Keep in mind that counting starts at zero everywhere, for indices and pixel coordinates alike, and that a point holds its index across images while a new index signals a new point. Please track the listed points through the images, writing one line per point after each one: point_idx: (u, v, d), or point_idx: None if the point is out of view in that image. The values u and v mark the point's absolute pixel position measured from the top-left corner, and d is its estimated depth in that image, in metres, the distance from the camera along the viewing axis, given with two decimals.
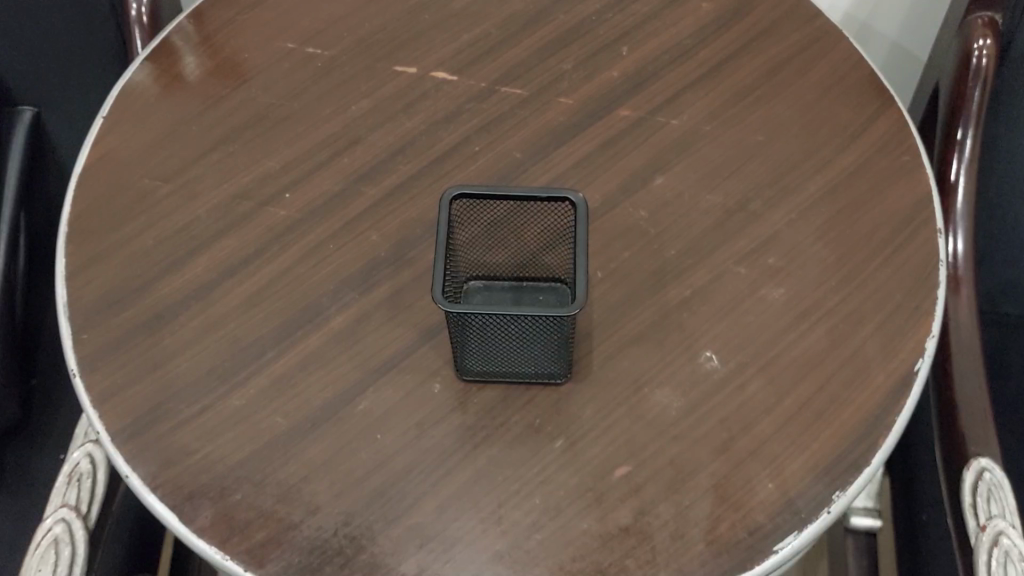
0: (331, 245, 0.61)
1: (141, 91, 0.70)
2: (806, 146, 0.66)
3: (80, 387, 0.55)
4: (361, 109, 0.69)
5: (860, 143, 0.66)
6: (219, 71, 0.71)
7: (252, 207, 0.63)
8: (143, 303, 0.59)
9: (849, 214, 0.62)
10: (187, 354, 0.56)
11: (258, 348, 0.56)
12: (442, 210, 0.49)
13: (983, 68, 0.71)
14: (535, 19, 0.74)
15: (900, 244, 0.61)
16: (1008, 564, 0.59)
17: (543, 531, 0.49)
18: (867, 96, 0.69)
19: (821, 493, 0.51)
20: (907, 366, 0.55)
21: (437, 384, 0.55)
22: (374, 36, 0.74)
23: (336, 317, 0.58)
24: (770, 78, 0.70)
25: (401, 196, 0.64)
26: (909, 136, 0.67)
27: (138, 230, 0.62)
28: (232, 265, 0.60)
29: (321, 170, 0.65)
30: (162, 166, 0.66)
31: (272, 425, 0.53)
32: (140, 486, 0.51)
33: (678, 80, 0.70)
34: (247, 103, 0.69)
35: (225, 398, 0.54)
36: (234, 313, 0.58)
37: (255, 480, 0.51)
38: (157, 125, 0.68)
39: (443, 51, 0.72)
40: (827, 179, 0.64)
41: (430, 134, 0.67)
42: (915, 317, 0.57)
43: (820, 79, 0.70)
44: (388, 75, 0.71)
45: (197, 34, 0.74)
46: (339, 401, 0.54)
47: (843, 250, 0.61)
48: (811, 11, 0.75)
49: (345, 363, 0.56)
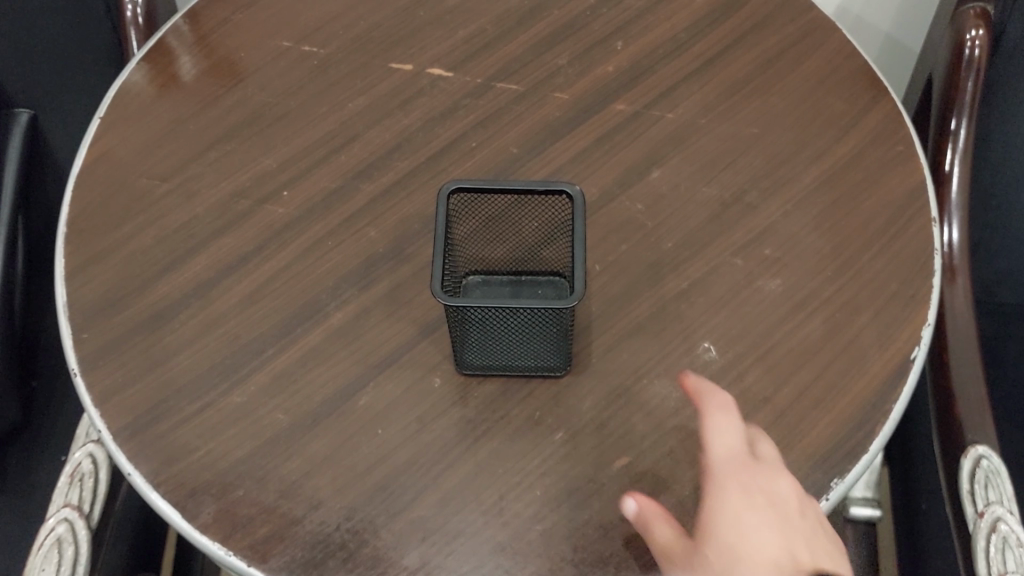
0: (329, 241, 0.62)
1: (138, 90, 0.70)
2: (801, 137, 0.67)
3: (82, 386, 0.56)
4: (357, 106, 0.69)
5: (854, 134, 0.67)
6: (216, 70, 0.71)
7: (250, 205, 0.63)
8: (142, 302, 0.59)
9: (845, 204, 0.63)
10: (187, 352, 0.56)
11: (258, 346, 0.57)
12: (439, 205, 0.49)
13: (976, 59, 0.72)
14: (530, 15, 0.75)
15: (895, 232, 0.61)
16: (1006, 549, 0.61)
17: (544, 523, 0.50)
18: (861, 87, 0.70)
19: (819, 481, 0.51)
20: (904, 354, 0.56)
21: (437, 379, 0.55)
22: (369, 33, 0.74)
23: (336, 313, 0.58)
24: (765, 70, 0.71)
25: (398, 192, 0.64)
26: (903, 126, 0.67)
27: (138, 229, 0.62)
28: (232, 263, 0.60)
29: (317, 169, 0.65)
30: (160, 165, 0.66)
31: (273, 421, 0.54)
32: (143, 484, 0.52)
33: (673, 74, 0.70)
34: (244, 102, 0.69)
35: (227, 394, 0.55)
36: (234, 311, 0.58)
37: (257, 475, 0.52)
38: (154, 125, 0.68)
39: (438, 48, 0.73)
40: (823, 170, 0.65)
41: (428, 131, 0.67)
42: (911, 305, 0.58)
43: (815, 70, 0.71)
44: (384, 72, 0.71)
45: (192, 34, 0.74)
46: (339, 395, 0.55)
47: (839, 240, 0.61)
48: (804, 3, 0.75)
49: (345, 359, 0.56)
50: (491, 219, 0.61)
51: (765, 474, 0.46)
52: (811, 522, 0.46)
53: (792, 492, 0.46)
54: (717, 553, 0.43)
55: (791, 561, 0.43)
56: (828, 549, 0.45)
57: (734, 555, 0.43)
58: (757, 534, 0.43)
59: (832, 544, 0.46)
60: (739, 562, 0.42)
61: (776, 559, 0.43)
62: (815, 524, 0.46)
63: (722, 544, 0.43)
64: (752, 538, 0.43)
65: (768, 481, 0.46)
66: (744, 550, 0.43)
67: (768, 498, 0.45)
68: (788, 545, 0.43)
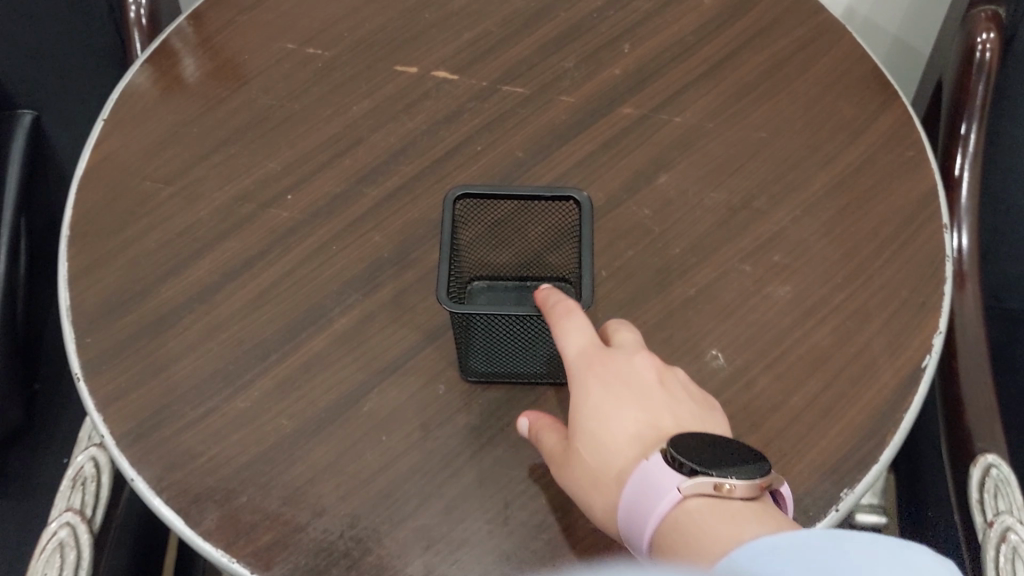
0: (334, 246, 0.61)
1: (141, 92, 0.70)
2: (810, 141, 0.66)
3: (84, 391, 0.55)
4: (362, 109, 0.68)
5: (864, 139, 0.66)
6: (220, 72, 0.71)
7: (254, 208, 0.63)
8: (146, 306, 0.58)
9: (854, 210, 0.62)
10: (190, 357, 0.56)
11: (262, 351, 0.56)
12: (444, 211, 0.49)
13: (987, 62, 0.71)
14: (537, 17, 0.74)
15: (905, 239, 0.61)
16: (1016, 560, 0.60)
17: (550, 532, 0.49)
18: (871, 91, 0.69)
19: (829, 491, 0.50)
20: (914, 363, 0.55)
21: (442, 385, 0.55)
22: (375, 35, 0.73)
23: (340, 318, 0.58)
24: (774, 74, 0.70)
25: (404, 195, 0.64)
26: (913, 132, 0.67)
27: (141, 232, 0.62)
28: (236, 267, 0.60)
29: (322, 172, 0.65)
30: (164, 167, 0.65)
31: (277, 427, 0.53)
32: (146, 489, 0.51)
33: (681, 77, 0.70)
34: (249, 104, 0.69)
35: (230, 400, 0.54)
36: (237, 316, 0.58)
37: (261, 482, 0.51)
38: (158, 127, 0.68)
39: (444, 50, 0.72)
40: (832, 176, 0.64)
41: (433, 134, 0.67)
42: (922, 314, 0.57)
43: (824, 74, 0.70)
44: (389, 75, 0.71)
45: (196, 36, 0.74)
46: (344, 401, 0.54)
47: (850, 247, 0.60)
48: (814, 6, 0.75)
49: (350, 364, 0.56)
50: (495, 224, 0.60)
51: (622, 355, 0.46)
52: (674, 385, 0.46)
53: (649, 363, 0.47)
54: (587, 448, 0.44)
55: (652, 431, 0.44)
56: (692, 408, 0.45)
57: (598, 443, 0.44)
58: (618, 421, 0.44)
59: (699, 402, 0.47)
60: (602, 448, 0.43)
61: (638, 435, 0.43)
62: (678, 386, 0.46)
63: (587, 435, 0.44)
64: (615, 426, 0.44)
65: (622, 363, 0.46)
66: (605, 433, 0.44)
67: (625, 375, 0.45)
68: (649, 416, 0.44)
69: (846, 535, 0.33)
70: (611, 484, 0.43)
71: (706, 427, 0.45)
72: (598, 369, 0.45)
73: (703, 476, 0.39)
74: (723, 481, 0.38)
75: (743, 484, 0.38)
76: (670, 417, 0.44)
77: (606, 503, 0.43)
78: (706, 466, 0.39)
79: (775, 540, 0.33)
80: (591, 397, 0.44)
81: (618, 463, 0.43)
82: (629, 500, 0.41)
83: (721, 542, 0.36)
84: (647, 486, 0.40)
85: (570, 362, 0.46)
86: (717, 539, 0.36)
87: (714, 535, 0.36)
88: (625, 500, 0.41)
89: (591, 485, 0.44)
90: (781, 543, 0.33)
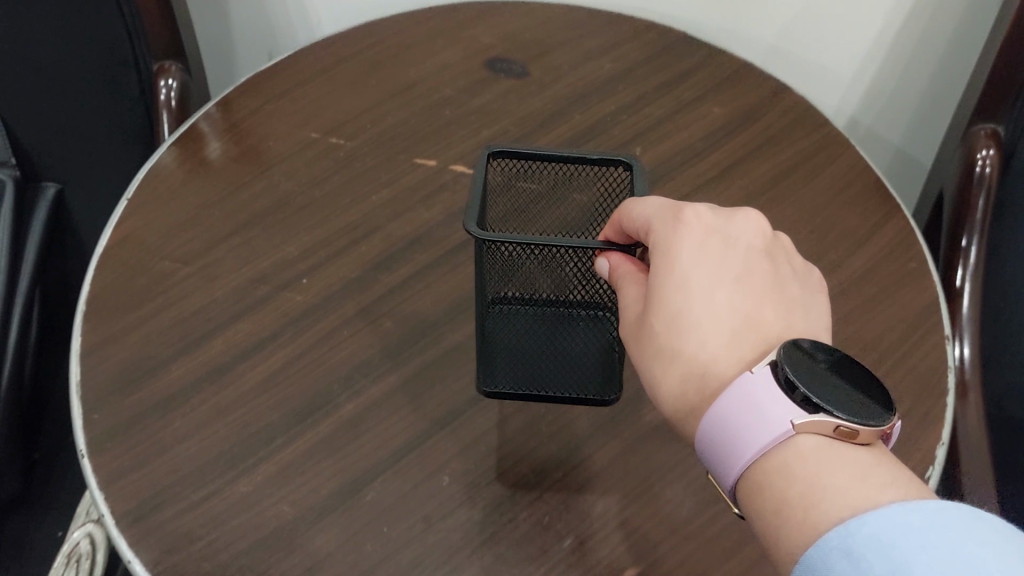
0: (344, 333, 0.62)
1: (166, 173, 0.72)
2: (816, 248, 0.67)
3: (87, 468, 0.55)
4: (380, 198, 0.70)
5: (869, 248, 0.68)
6: (244, 157, 0.73)
7: (269, 290, 0.64)
8: (156, 385, 0.59)
9: (859, 316, 0.63)
10: (196, 439, 0.56)
11: (268, 435, 0.56)
12: (476, 174, 0.52)
13: (987, 177, 0.74)
14: (553, 118, 0.77)
15: (908, 348, 0.61)
16: None
17: None
18: (875, 202, 0.71)
19: None
20: (919, 473, 0.55)
21: (446, 478, 0.55)
22: (396, 128, 0.76)
23: (347, 404, 0.58)
24: (782, 180, 0.72)
25: (418, 285, 0.65)
26: (916, 244, 0.68)
27: (156, 310, 0.63)
28: (247, 350, 0.61)
29: (337, 259, 0.66)
30: (183, 248, 0.66)
31: (279, 513, 0.53)
32: (141, 572, 0.50)
33: (691, 181, 0.72)
34: (270, 190, 0.71)
35: (233, 483, 0.54)
36: (246, 399, 0.58)
37: (259, 570, 0.51)
38: (180, 209, 0.69)
39: (463, 145, 0.74)
40: (837, 283, 0.65)
41: (448, 226, 0.69)
42: (925, 423, 0.57)
43: (831, 183, 0.72)
44: (408, 167, 0.73)
45: (224, 121, 0.76)
46: (347, 490, 0.54)
47: (854, 353, 0.61)
48: (821, 118, 0.77)
49: (356, 453, 0.56)
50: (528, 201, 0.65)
51: (722, 229, 0.47)
52: (779, 272, 0.47)
53: (752, 242, 0.48)
54: (666, 320, 0.44)
55: (740, 315, 0.45)
56: (793, 299, 0.47)
57: (685, 320, 0.44)
58: (707, 299, 0.44)
59: (802, 292, 0.48)
60: (690, 328, 0.44)
61: (725, 316, 0.44)
62: (780, 268, 0.48)
63: (672, 307, 0.44)
64: (702, 303, 0.44)
65: (724, 241, 0.47)
66: (693, 310, 0.44)
67: (723, 250, 0.46)
68: (745, 300, 0.45)
69: (928, 506, 0.37)
70: (693, 372, 0.44)
71: (805, 316, 0.47)
72: (690, 234, 0.46)
73: (824, 414, 0.40)
74: (842, 422, 0.40)
75: (868, 427, 0.40)
76: (766, 304, 0.46)
77: (685, 393, 0.44)
78: (815, 393, 0.41)
79: (892, 514, 0.37)
80: (681, 265, 0.45)
81: (706, 347, 0.44)
82: (731, 418, 0.41)
83: (844, 497, 0.38)
84: (755, 412, 0.41)
85: (657, 218, 0.46)
86: (838, 499, 0.38)
87: (833, 487, 0.39)
88: (728, 413, 0.42)
89: (666, 362, 0.44)
90: (900, 520, 0.37)
